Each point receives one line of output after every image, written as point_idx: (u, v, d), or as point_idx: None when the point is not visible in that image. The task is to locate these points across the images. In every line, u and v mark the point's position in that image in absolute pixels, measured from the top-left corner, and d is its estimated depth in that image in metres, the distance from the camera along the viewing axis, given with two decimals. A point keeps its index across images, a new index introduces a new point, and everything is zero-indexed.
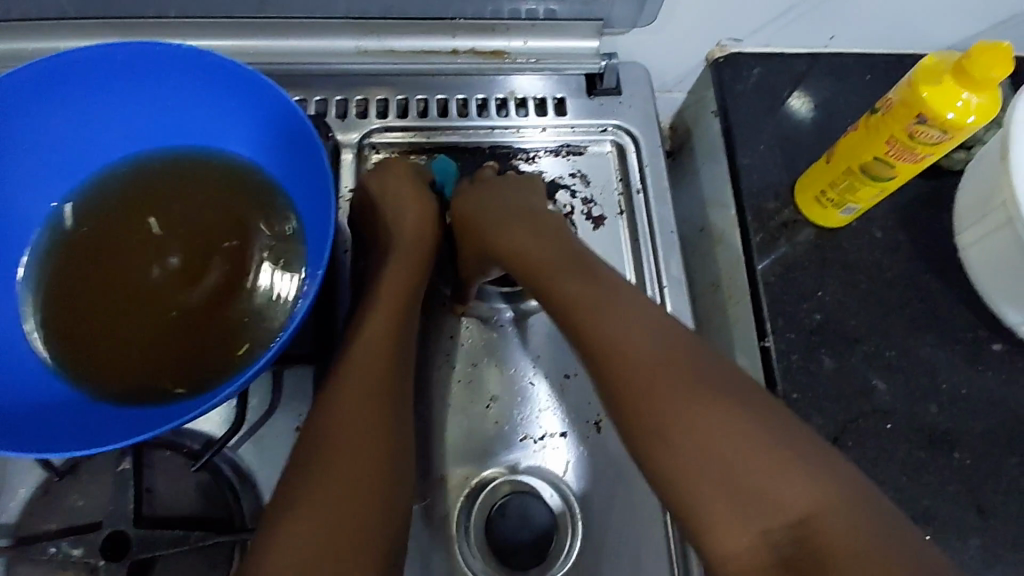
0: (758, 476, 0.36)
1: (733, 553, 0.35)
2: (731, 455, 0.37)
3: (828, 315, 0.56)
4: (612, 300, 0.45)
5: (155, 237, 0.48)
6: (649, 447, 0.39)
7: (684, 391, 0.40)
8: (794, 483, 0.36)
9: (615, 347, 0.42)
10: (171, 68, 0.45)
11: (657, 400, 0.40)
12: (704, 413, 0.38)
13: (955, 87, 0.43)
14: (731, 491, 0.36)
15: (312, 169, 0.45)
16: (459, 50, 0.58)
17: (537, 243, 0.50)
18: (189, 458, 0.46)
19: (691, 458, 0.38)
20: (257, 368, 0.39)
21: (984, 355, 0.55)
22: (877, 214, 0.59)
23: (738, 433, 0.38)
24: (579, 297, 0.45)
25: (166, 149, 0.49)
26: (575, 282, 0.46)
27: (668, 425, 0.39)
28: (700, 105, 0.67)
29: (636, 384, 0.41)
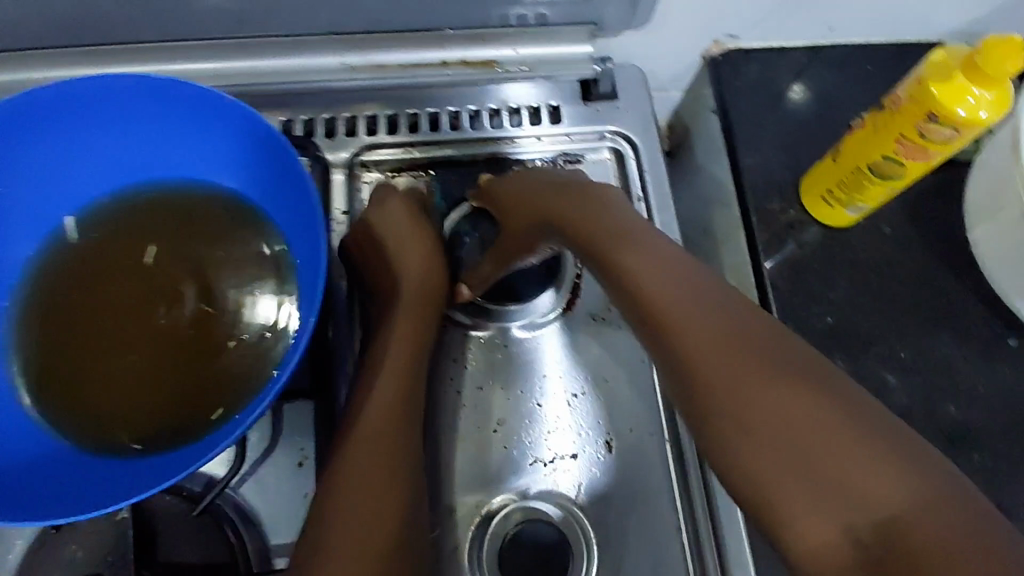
0: (836, 466, 0.33)
1: (816, 551, 0.33)
2: (813, 444, 0.34)
3: (840, 318, 0.54)
4: (673, 270, 0.42)
5: (152, 266, 0.46)
6: (716, 434, 0.37)
7: (759, 374, 0.36)
8: (883, 474, 0.32)
9: (679, 321, 0.39)
10: (152, 99, 0.43)
11: (727, 382, 0.37)
12: (780, 394, 0.35)
13: (965, 83, 0.42)
14: (811, 485, 0.33)
15: (301, 199, 0.43)
16: (448, 62, 0.56)
17: (584, 214, 0.47)
18: (191, 503, 0.44)
19: (762, 446, 0.35)
20: (255, 415, 0.37)
21: (1000, 351, 0.54)
22: (885, 210, 0.57)
23: (820, 417, 0.34)
24: (639, 271, 0.42)
25: (153, 181, 0.48)
26: (632, 256, 0.43)
27: (739, 414, 0.36)
28: (699, 104, 0.66)
29: (704, 362, 0.38)
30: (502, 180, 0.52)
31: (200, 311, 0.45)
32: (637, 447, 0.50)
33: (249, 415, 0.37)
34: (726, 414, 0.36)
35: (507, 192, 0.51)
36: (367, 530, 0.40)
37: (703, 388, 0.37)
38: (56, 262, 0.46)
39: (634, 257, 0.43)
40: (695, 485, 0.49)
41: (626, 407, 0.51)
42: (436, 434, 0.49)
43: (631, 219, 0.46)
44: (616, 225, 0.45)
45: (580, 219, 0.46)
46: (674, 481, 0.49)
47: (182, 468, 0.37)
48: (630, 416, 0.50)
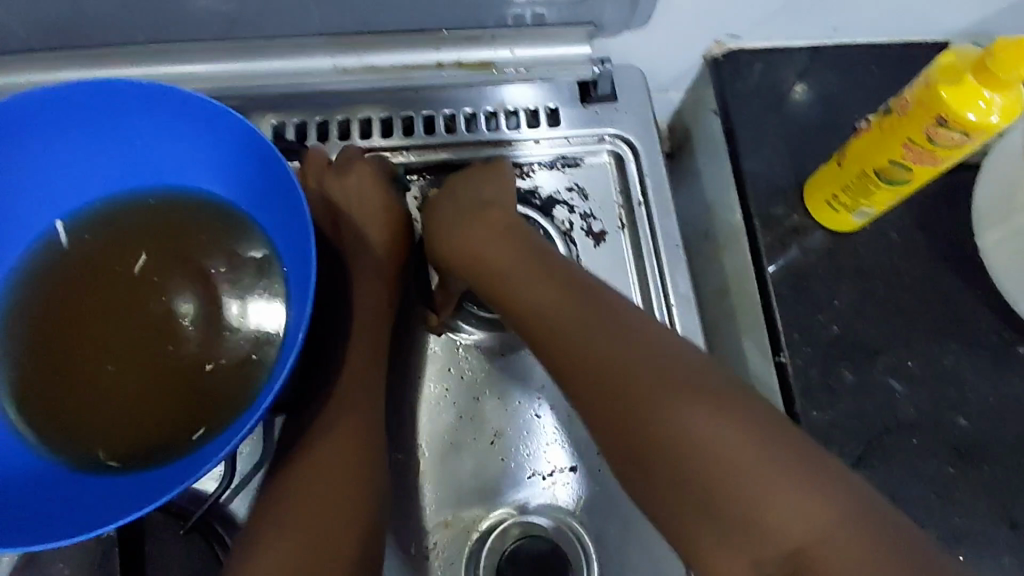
0: (750, 499, 0.37)
1: (724, 573, 0.37)
2: (725, 482, 0.37)
3: (844, 326, 0.53)
4: (590, 306, 0.44)
5: (139, 273, 0.45)
6: (643, 472, 0.40)
7: (672, 414, 0.39)
8: (787, 505, 0.36)
9: (596, 361, 0.42)
10: (133, 104, 0.42)
11: (650, 419, 0.40)
12: (692, 434, 0.39)
13: (976, 86, 0.40)
14: (726, 527, 0.37)
15: (290, 207, 0.42)
16: (443, 63, 0.55)
17: (499, 253, 0.48)
18: (180, 519, 0.43)
19: (680, 486, 0.38)
20: (241, 435, 0.36)
21: (1009, 360, 0.53)
22: (891, 215, 0.56)
23: (737, 452, 0.38)
24: (553, 312, 0.45)
25: (140, 188, 0.46)
26: (528, 292, 0.46)
27: (657, 451, 0.39)
28: (700, 105, 0.64)
29: (623, 400, 0.41)
30: (440, 200, 0.52)
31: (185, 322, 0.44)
32: None
33: (236, 436, 0.36)
34: (648, 450, 0.39)
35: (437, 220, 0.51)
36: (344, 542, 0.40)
37: (626, 430, 0.40)
38: (40, 271, 0.45)
39: (530, 290, 0.46)
40: None
41: None
42: (431, 447, 0.48)
43: (551, 258, 0.48)
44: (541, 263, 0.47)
45: (488, 258, 0.48)
46: None
47: (168, 488, 0.36)
48: None
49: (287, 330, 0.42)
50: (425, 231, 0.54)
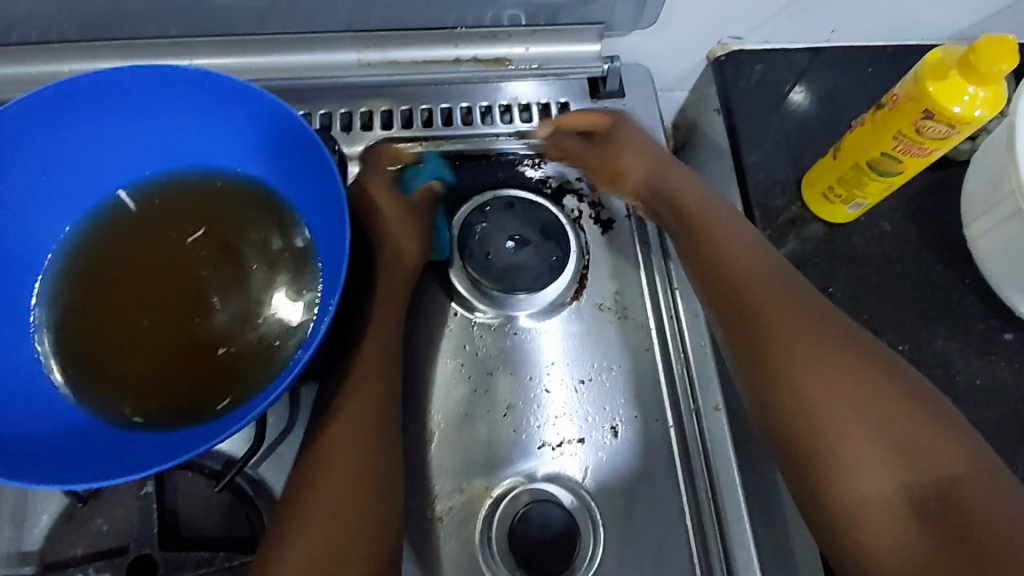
0: (922, 436, 0.40)
1: (865, 495, 0.39)
2: (886, 412, 0.41)
3: (838, 311, 0.56)
4: (776, 269, 0.48)
5: (184, 245, 0.48)
6: (781, 401, 0.43)
7: (834, 352, 0.43)
8: (951, 441, 0.40)
9: (775, 308, 0.45)
10: (181, 88, 0.45)
11: (802, 372, 0.43)
12: (861, 389, 0.42)
13: (961, 82, 0.43)
14: (882, 444, 0.40)
15: (325, 182, 0.45)
16: (461, 59, 0.57)
17: (690, 181, 0.54)
18: (212, 479, 0.46)
19: (854, 420, 0.41)
20: (277, 392, 0.38)
21: (995, 345, 0.55)
22: (884, 208, 0.59)
23: (867, 406, 0.41)
24: (737, 249, 0.49)
25: (181, 169, 0.49)
26: (723, 226, 0.50)
27: (804, 383, 0.43)
28: (703, 103, 0.68)
29: (800, 351, 0.43)
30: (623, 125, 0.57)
31: (226, 293, 0.47)
32: (643, 432, 0.51)
33: (271, 393, 0.39)
34: (790, 383, 0.43)
35: (624, 133, 0.56)
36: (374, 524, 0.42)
37: (783, 368, 0.43)
38: (87, 241, 0.48)
39: (733, 228, 0.50)
40: (699, 471, 0.50)
41: (631, 392, 0.52)
42: (446, 418, 0.51)
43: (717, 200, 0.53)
44: (711, 200, 0.53)
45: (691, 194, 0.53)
46: (677, 467, 0.51)
47: (209, 438, 0.38)
48: (634, 403, 0.52)
49: (320, 299, 0.45)
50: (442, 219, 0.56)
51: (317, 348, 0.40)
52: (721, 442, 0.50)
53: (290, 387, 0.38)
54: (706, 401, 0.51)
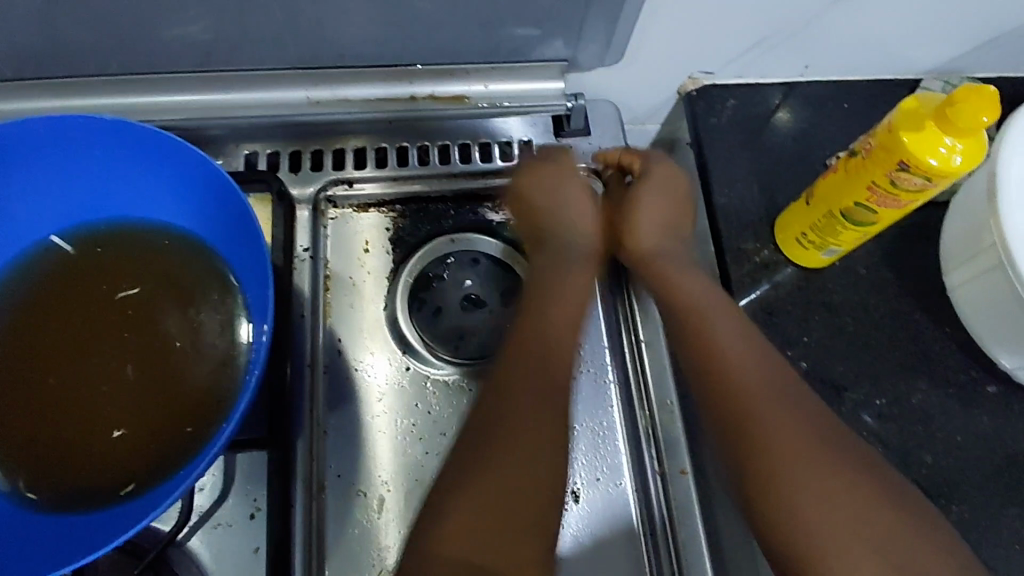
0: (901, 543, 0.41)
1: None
2: (869, 519, 0.42)
3: (813, 362, 0.53)
4: (766, 360, 0.47)
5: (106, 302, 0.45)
6: (775, 498, 0.43)
7: (817, 460, 0.43)
8: (930, 547, 0.42)
9: (761, 404, 0.45)
10: (108, 136, 0.43)
11: (795, 472, 0.43)
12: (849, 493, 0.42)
13: (937, 132, 0.40)
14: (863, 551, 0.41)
15: (254, 239, 0.42)
16: (417, 97, 0.54)
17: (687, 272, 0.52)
18: (134, 558, 0.42)
19: (838, 527, 0.42)
20: (195, 474, 0.36)
21: (977, 398, 0.53)
22: (860, 252, 0.56)
23: (853, 508, 0.42)
24: (733, 355, 0.47)
25: (106, 221, 0.46)
26: (723, 328, 0.48)
27: (796, 497, 0.43)
28: (676, 138, 0.65)
29: (785, 452, 0.44)
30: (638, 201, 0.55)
31: (149, 356, 0.43)
32: (604, 498, 0.48)
33: (189, 475, 0.36)
34: (785, 500, 0.43)
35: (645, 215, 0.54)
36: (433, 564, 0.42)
37: (780, 485, 0.43)
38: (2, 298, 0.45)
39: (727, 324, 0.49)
40: (664, 540, 0.48)
41: (591, 454, 0.49)
42: (396, 483, 0.48)
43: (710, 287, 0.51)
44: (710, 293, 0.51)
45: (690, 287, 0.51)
46: (640, 535, 0.48)
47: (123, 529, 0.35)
48: (597, 464, 0.49)
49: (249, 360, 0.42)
50: (394, 265, 0.53)
51: (240, 422, 0.37)
52: (687, 507, 0.48)
53: (208, 467, 0.36)
54: (674, 462, 0.49)
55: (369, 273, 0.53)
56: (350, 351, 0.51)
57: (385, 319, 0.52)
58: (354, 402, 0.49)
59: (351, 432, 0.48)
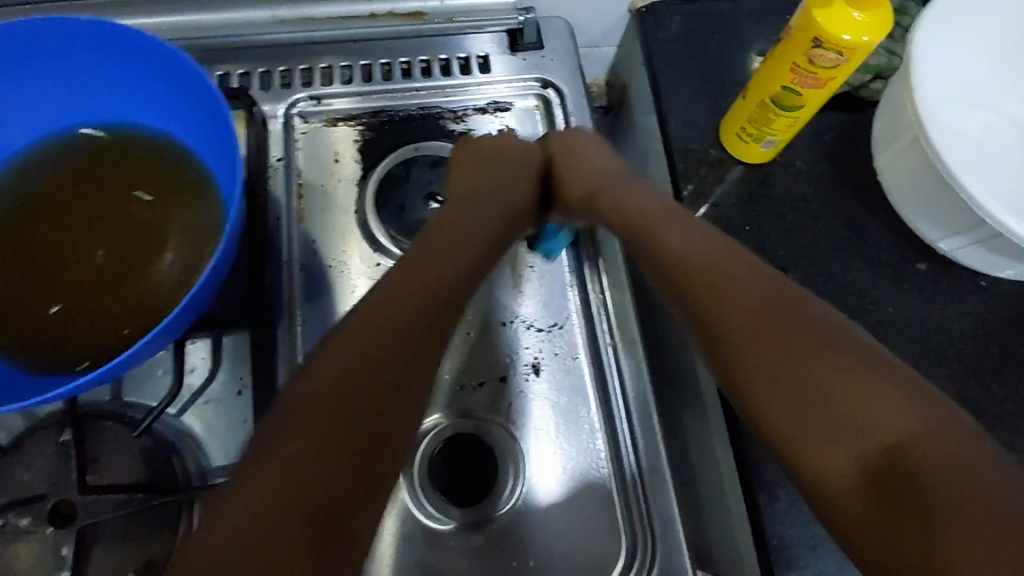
0: (871, 405, 0.37)
1: (832, 480, 0.36)
2: (845, 404, 0.38)
3: (755, 248, 0.57)
4: (708, 236, 0.48)
5: (91, 198, 0.49)
6: (748, 386, 0.41)
7: (780, 326, 0.42)
8: (901, 400, 0.36)
9: (709, 277, 0.45)
10: (82, 38, 0.46)
11: (762, 338, 0.42)
12: (805, 357, 0.40)
13: (845, 8, 0.44)
14: (838, 427, 0.37)
15: (222, 130, 0.45)
16: (377, 14, 0.59)
17: (651, 202, 0.52)
18: (131, 427, 0.46)
19: (794, 403, 0.39)
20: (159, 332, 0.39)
21: (908, 274, 0.57)
22: (799, 148, 0.60)
23: (820, 371, 0.39)
24: (689, 249, 0.47)
25: (91, 125, 0.51)
26: (674, 234, 0.49)
27: (748, 370, 0.41)
28: (631, 57, 0.69)
29: (734, 316, 0.43)
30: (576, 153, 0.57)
31: (135, 244, 0.47)
32: (564, 371, 0.53)
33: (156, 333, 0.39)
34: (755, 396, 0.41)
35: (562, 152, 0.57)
36: (304, 470, 0.37)
37: (754, 397, 0.41)
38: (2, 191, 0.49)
39: (679, 233, 0.49)
40: (617, 406, 0.52)
41: (550, 330, 0.54)
42: None
43: (661, 202, 0.52)
44: (644, 207, 0.52)
45: (635, 206, 0.52)
46: (593, 400, 0.52)
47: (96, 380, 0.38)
48: (555, 341, 0.54)
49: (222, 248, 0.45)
50: (364, 171, 0.57)
51: (200, 291, 0.40)
52: (638, 376, 0.52)
53: (172, 326, 0.39)
54: (625, 335, 0.54)
55: (340, 180, 0.57)
56: (323, 249, 0.55)
57: (355, 221, 0.55)
58: (330, 296, 0.53)
59: (325, 321, 0.52)
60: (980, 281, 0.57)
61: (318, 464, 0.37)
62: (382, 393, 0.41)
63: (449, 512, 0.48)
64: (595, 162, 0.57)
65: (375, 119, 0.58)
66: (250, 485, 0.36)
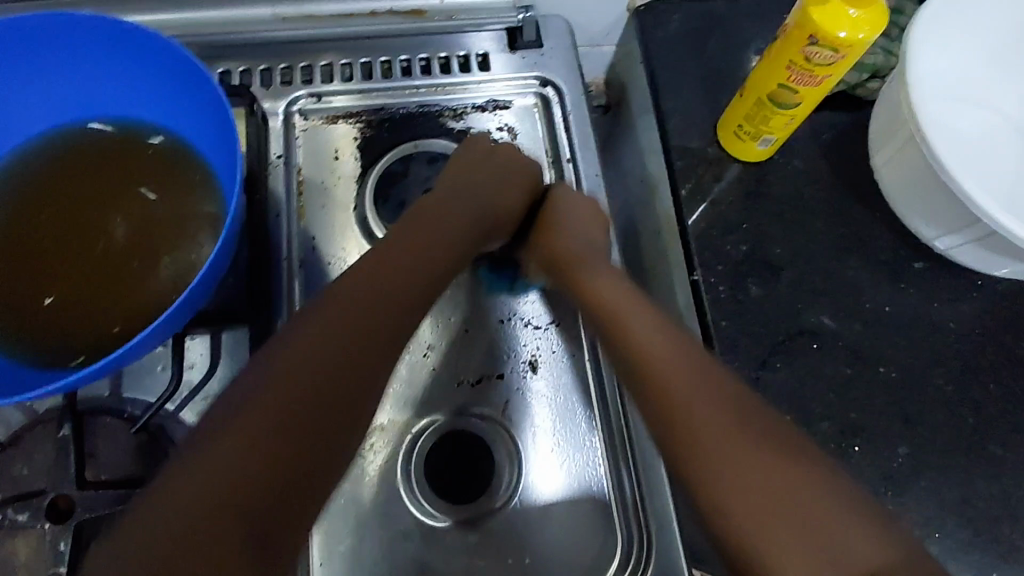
0: (815, 512, 0.36)
1: (782, 569, 0.35)
2: (784, 489, 0.37)
3: (752, 246, 0.57)
4: (625, 296, 0.50)
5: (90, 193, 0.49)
6: (689, 456, 0.40)
7: (721, 400, 0.41)
8: (865, 536, 0.35)
9: (634, 330, 0.47)
10: (82, 34, 0.46)
11: (716, 424, 0.40)
12: (743, 450, 0.39)
13: (841, 6, 0.44)
14: (785, 520, 0.36)
15: (224, 126, 0.45)
16: (377, 12, 0.59)
17: (575, 247, 0.54)
18: (130, 423, 0.47)
19: (743, 483, 0.38)
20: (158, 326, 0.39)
21: (905, 274, 0.57)
22: (798, 147, 0.61)
23: (766, 460, 0.38)
24: (655, 349, 0.45)
25: (90, 121, 0.51)
26: (591, 279, 0.52)
27: (700, 439, 0.40)
28: (629, 56, 0.69)
29: (682, 386, 0.43)
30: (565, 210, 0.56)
31: (134, 239, 0.47)
32: (560, 368, 0.53)
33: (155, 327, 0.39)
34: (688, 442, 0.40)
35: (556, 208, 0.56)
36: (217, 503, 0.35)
37: (697, 466, 0.39)
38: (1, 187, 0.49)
39: (600, 283, 0.51)
40: (613, 403, 0.52)
41: (547, 330, 0.54)
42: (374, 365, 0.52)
43: (585, 250, 0.55)
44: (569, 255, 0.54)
45: (592, 277, 0.52)
46: (589, 397, 0.52)
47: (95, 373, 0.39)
48: (550, 339, 0.54)
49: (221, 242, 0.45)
50: (363, 168, 0.57)
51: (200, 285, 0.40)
52: None
53: (171, 320, 0.39)
54: None
55: (339, 178, 0.57)
56: (322, 246, 0.55)
57: (354, 218, 0.56)
58: None
59: None
60: (976, 280, 0.57)
61: (218, 503, 0.35)
62: (305, 455, 0.38)
63: (447, 510, 0.48)
64: (578, 235, 0.55)
65: (374, 117, 0.58)
66: (163, 500, 0.35)
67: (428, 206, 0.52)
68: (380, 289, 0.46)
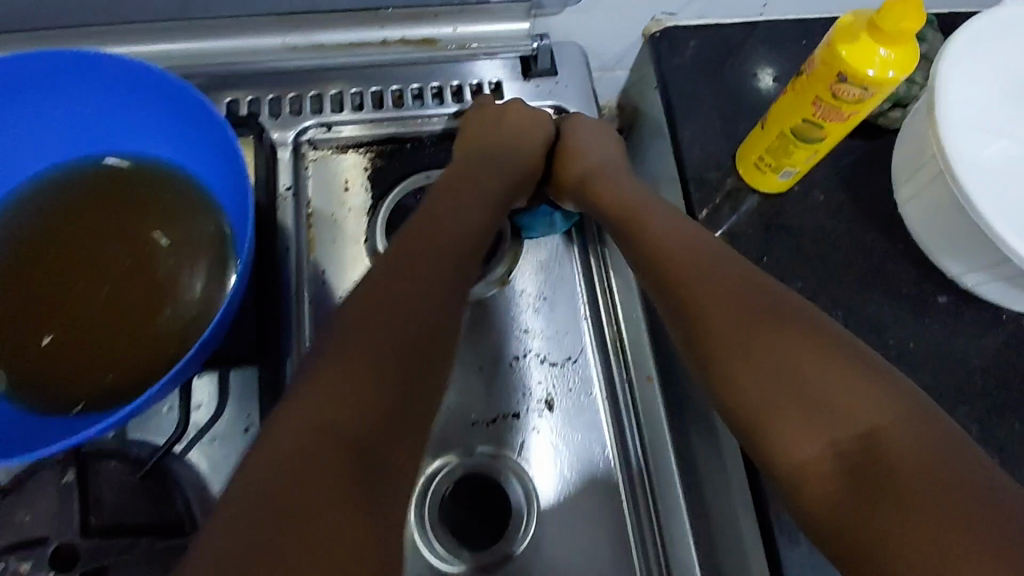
0: (828, 389, 0.37)
1: (806, 464, 0.36)
2: (808, 386, 0.37)
3: (772, 280, 0.56)
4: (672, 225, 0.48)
5: (96, 233, 0.48)
6: (717, 365, 0.41)
7: (745, 301, 0.41)
8: (876, 402, 0.36)
9: (655, 237, 0.47)
10: (91, 72, 0.45)
11: (749, 330, 0.40)
12: (769, 345, 0.39)
13: (872, 44, 0.43)
14: (801, 403, 0.37)
15: (236, 167, 0.45)
16: (388, 40, 0.57)
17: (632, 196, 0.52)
18: (136, 466, 0.46)
19: (771, 389, 0.38)
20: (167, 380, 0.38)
21: (929, 309, 0.56)
22: (817, 178, 0.59)
23: (795, 356, 0.38)
24: (677, 265, 0.45)
25: (97, 157, 0.50)
26: (660, 226, 0.48)
27: (738, 368, 0.40)
28: (643, 81, 0.68)
29: (699, 288, 0.43)
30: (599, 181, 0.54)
31: (141, 281, 0.46)
32: (578, 407, 0.52)
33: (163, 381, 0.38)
34: (727, 373, 0.40)
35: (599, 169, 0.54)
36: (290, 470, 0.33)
37: (719, 366, 0.40)
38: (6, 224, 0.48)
39: (666, 227, 0.48)
40: (632, 444, 0.51)
41: (563, 364, 0.53)
42: None
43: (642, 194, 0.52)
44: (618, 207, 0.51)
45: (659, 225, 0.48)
46: (609, 438, 0.51)
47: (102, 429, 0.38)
48: (567, 376, 0.52)
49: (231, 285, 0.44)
50: (374, 199, 0.56)
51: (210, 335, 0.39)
52: (653, 414, 0.51)
53: (180, 373, 0.38)
54: (640, 370, 0.53)
55: (350, 209, 0.56)
56: (332, 281, 0.54)
57: (366, 251, 0.54)
58: None
59: None
60: (1003, 315, 0.56)
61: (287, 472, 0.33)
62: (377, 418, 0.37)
63: (462, 555, 0.47)
64: (616, 188, 0.53)
65: (385, 147, 0.58)
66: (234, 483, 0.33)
67: (449, 189, 0.51)
68: (417, 249, 0.46)
